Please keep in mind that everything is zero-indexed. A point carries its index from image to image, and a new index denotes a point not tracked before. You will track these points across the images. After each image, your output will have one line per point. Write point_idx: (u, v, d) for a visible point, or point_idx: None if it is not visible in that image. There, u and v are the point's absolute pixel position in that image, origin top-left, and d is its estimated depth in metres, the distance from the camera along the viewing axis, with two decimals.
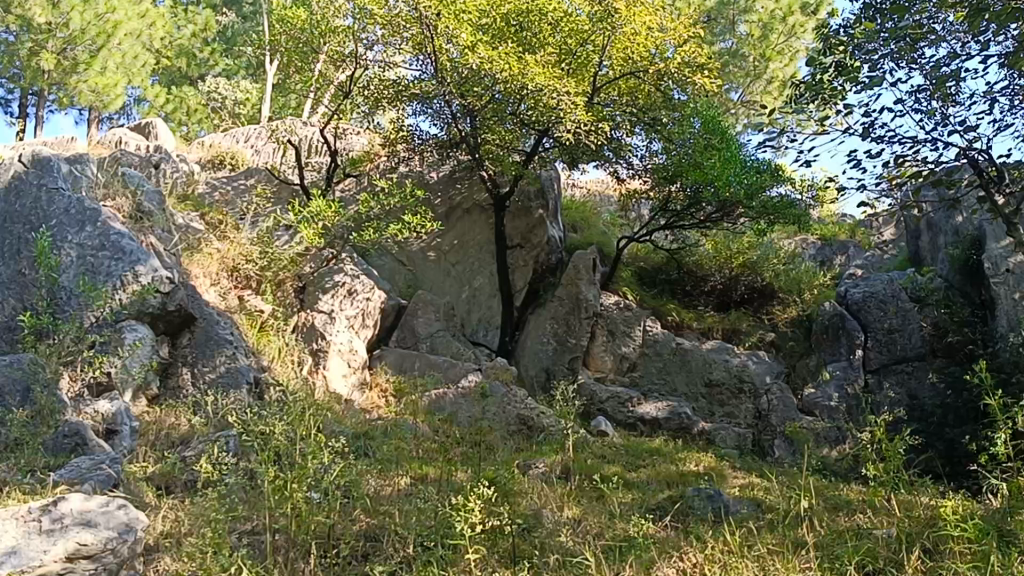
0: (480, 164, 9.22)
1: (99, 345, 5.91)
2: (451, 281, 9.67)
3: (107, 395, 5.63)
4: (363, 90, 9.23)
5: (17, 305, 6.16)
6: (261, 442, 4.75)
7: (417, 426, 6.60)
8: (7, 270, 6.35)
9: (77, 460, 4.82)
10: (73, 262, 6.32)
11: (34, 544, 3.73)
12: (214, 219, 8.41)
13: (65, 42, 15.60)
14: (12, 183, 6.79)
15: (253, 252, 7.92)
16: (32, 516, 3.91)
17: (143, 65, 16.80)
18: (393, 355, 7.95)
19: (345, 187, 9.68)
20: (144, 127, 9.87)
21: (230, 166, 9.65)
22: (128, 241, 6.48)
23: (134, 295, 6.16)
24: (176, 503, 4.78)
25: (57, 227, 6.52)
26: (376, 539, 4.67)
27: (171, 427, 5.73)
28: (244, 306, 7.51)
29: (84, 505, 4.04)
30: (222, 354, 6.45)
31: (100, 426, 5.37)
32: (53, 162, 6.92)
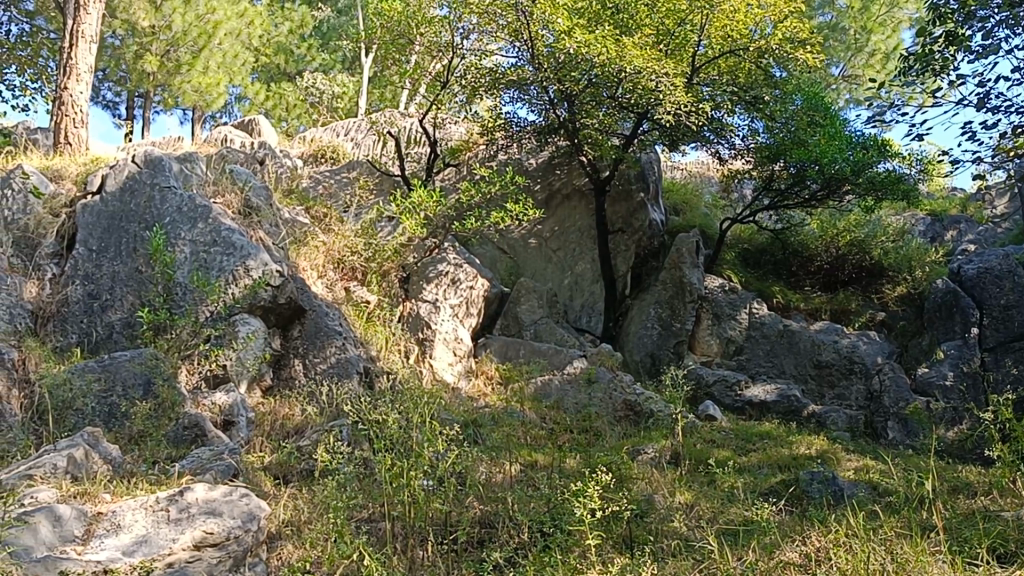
0: (580, 148, 9.17)
1: (215, 338, 6.05)
2: (553, 267, 9.65)
3: (223, 387, 5.76)
4: (460, 80, 9.22)
5: (135, 302, 6.39)
6: (378, 430, 4.81)
7: (525, 414, 6.61)
8: (125, 267, 6.55)
9: (198, 450, 4.96)
10: (186, 257, 6.49)
11: (165, 533, 3.90)
12: (319, 213, 8.54)
13: (167, 44, 16.10)
14: (126, 183, 6.95)
15: (358, 244, 8.00)
16: (160, 505, 4.08)
17: (241, 64, 17.14)
18: (498, 342, 7.96)
19: (444, 177, 9.70)
20: (248, 124, 10.00)
21: (332, 160, 9.75)
22: (238, 236, 6.62)
23: (246, 289, 6.30)
24: (295, 492, 4.85)
25: (171, 225, 6.69)
26: (492, 525, 4.70)
27: (285, 417, 5.83)
28: (350, 297, 7.62)
29: (208, 494, 4.18)
30: (333, 345, 6.48)
31: (218, 418, 5.51)
32: (165, 161, 7.06)
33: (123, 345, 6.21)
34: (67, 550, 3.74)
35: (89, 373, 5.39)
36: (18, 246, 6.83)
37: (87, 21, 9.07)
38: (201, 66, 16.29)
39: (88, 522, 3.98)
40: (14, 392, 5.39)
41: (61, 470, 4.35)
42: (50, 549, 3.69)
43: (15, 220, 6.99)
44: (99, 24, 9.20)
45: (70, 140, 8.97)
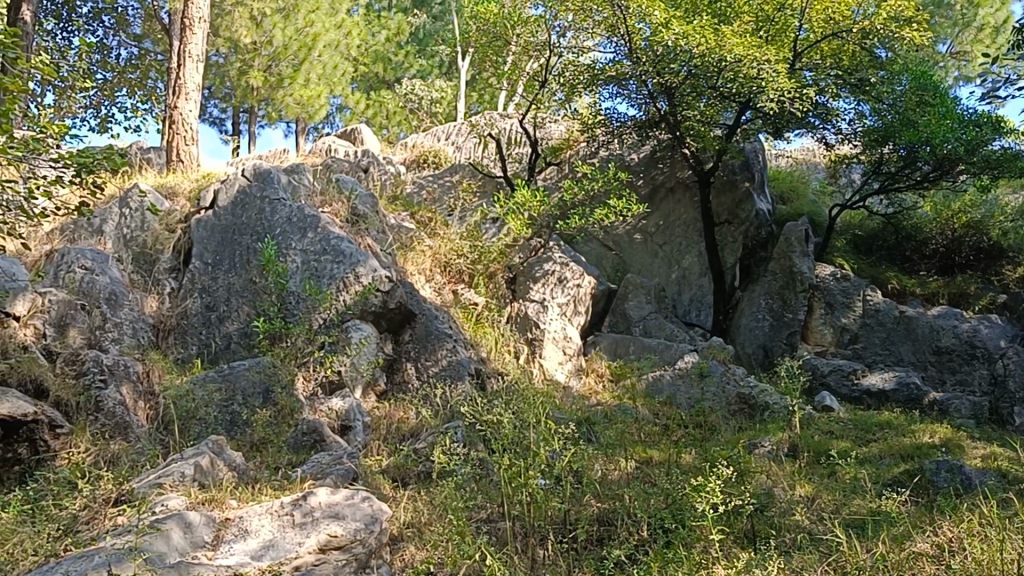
0: (682, 141, 9.14)
1: (329, 345, 6.18)
2: (659, 262, 9.59)
3: (339, 393, 5.87)
4: (558, 78, 9.23)
5: (251, 312, 6.54)
6: (495, 431, 4.83)
7: (638, 410, 6.56)
8: (240, 278, 6.71)
9: (317, 456, 5.03)
10: (298, 267, 6.63)
11: (290, 537, 3.97)
12: (424, 218, 8.61)
13: (269, 59, 16.50)
14: (237, 197, 7.13)
15: (464, 247, 8.07)
16: (285, 510, 4.16)
17: (342, 74, 17.64)
18: (608, 340, 7.93)
19: (546, 176, 9.67)
20: (350, 133, 10.15)
21: (434, 164, 9.82)
22: (347, 243, 6.72)
23: (357, 295, 6.40)
24: (414, 494, 4.89)
25: (281, 235, 6.84)
26: (611, 523, 4.66)
27: (400, 421, 5.89)
28: (459, 300, 7.68)
29: (331, 498, 4.25)
30: (444, 348, 6.53)
31: (336, 422, 5.61)
32: (273, 174, 7.21)
33: (241, 354, 6.37)
34: (199, 555, 3.83)
35: (211, 384, 5.63)
36: (138, 262, 7.09)
37: (193, 40, 9.26)
38: (303, 78, 16.65)
39: (217, 527, 4.09)
40: (141, 403, 5.60)
41: (188, 478, 4.45)
42: (182, 555, 3.79)
43: (134, 237, 7.21)
44: (205, 43, 9.35)
45: (183, 157, 9.22)
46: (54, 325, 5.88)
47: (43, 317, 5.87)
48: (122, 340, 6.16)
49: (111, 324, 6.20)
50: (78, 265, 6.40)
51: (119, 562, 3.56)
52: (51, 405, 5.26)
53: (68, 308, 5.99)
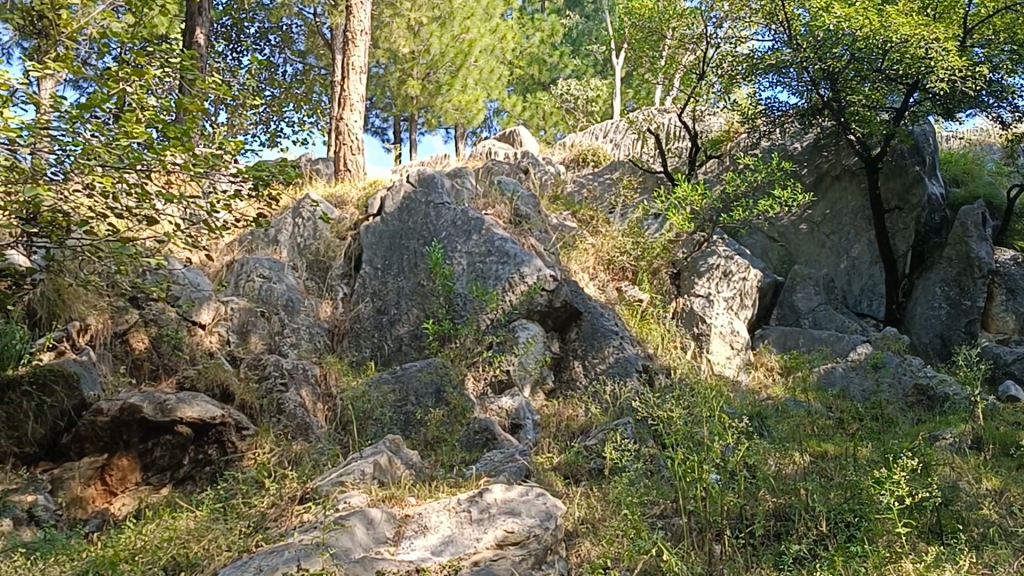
0: (847, 127, 8.82)
1: (497, 345, 6.29)
2: (827, 253, 9.33)
3: (508, 392, 5.97)
4: (716, 70, 9.18)
5: (420, 314, 6.68)
6: (665, 426, 4.80)
7: (809, 404, 6.43)
8: (408, 282, 6.86)
9: (489, 454, 5.10)
10: (464, 269, 6.76)
11: (468, 534, 4.03)
12: (586, 216, 8.65)
13: (427, 68, 16.95)
14: (403, 203, 7.31)
15: (627, 244, 8.05)
16: (462, 507, 4.23)
17: (499, 77, 18.28)
18: (776, 333, 7.78)
19: (707, 170, 9.55)
20: (509, 136, 10.23)
21: (593, 163, 9.84)
22: (511, 244, 6.79)
23: (523, 295, 6.47)
24: (586, 491, 4.90)
25: (447, 239, 6.97)
26: (788, 518, 4.57)
27: (569, 418, 5.91)
28: (623, 297, 7.68)
29: (506, 495, 4.29)
30: (610, 345, 6.49)
31: (506, 421, 5.70)
32: (437, 179, 7.36)
33: (412, 356, 6.50)
34: (382, 551, 3.95)
35: (385, 385, 5.82)
36: (312, 270, 7.37)
37: (356, 53, 9.54)
38: (459, 84, 17.02)
39: (398, 524, 4.21)
40: (319, 405, 5.82)
41: (368, 476, 4.58)
42: (366, 551, 3.91)
43: (308, 245, 7.51)
44: (367, 55, 9.60)
45: (350, 167, 9.46)
46: (236, 331, 6.31)
47: (226, 324, 6.34)
48: (300, 344, 6.44)
49: (289, 329, 6.50)
50: (257, 274, 6.81)
51: (307, 557, 3.72)
52: (237, 408, 5.56)
53: (248, 315, 6.41)
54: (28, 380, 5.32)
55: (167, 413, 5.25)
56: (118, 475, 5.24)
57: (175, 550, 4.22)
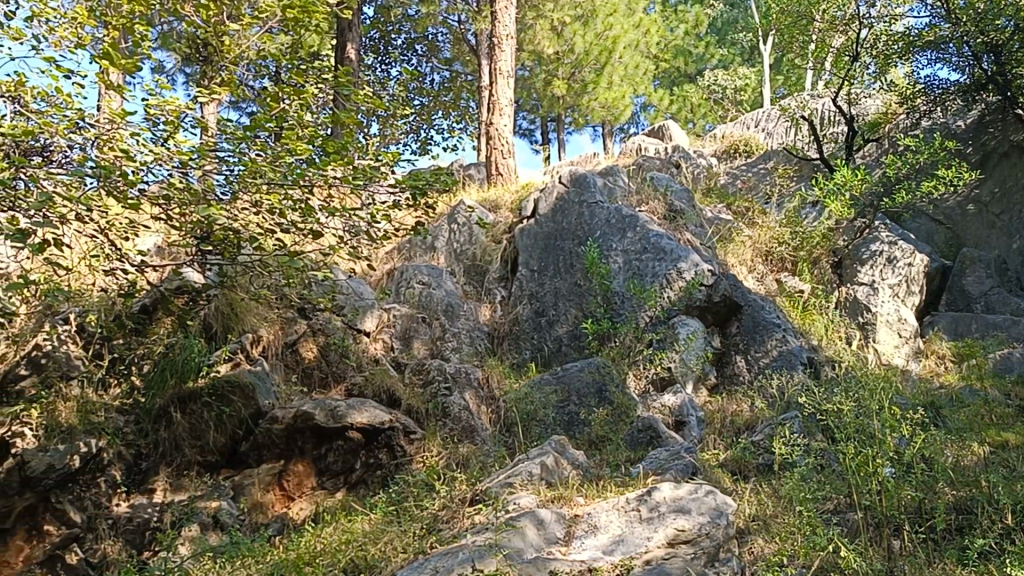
0: (1015, 101, 8.62)
1: (657, 342, 6.26)
2: (997, 233, 8.74)
3: (671, 389, 5.96)
4: (871, 50, 8.96)
5: (578, 314, 6.70)
6: (835, 419, 4.67)
7: (986, 393, 6.18)
8: (565, 282, 6.90)
9: (655, 453, 5.05)
10: (621, 267, 6.75)
11: (639, 532, 4.03)
12: (741, 208, 8.56)
13: (572, 67, 17.04)
14: (557, 204, 7.35)
15: (784, 234, 7.96)
16: (632, 506, 4.23)
17: (645, 72, 18.43)
18: (947, 318, 7.47)
19: (866, 154, 9.32)
20: (659, 131, 10.15)
21: (746, 153, 9.71)
22: (667, 240, 6.75)
23: (682, 291, 6.42)
24: (756, 488, 4.84)
25: (602, 238, 6.96)
26: (970, 512, 4.41)
27: (735, 414, 5.84)
28: (783, 288, 7.59)
29: (676, 493, 4.27)
30: (773, 338, 6.31)
31: (670, 419, 5.70)
32: (590, 178, 7.37)
33: (573, 356, 6.52)
34: (554, 551, 3.98)
35: (548, 386, 5.88)
36: (470, 274, 7.54)
37: (503, 58, 9.63)
38: (606, 82, 17.17)
39: (568, 524, 4.24)
40: (483, 408, 5.92)
41: (536, 477, 4.62)
42: (539, 551, 3.95)
43: (465, 251, 7.69)
44: (514, 59, 9.69)
45: (502, 170, 9.55)
46: (399, 338, 6.51)
47: (390, 331, 6.55)
48: (461, 347, 6.55)
49: (450, 334, 6.62)
50: (417, 280, 7.00)
51: (482, 558, 3.79)
52: (405, 412, 5.71)
53: (411, 321, 6.62)
54: (208, 392, 5.72)
55: (337, 419, 5.45)
56: (295, 480, 5.45)
57: (355, 552, 4.35)
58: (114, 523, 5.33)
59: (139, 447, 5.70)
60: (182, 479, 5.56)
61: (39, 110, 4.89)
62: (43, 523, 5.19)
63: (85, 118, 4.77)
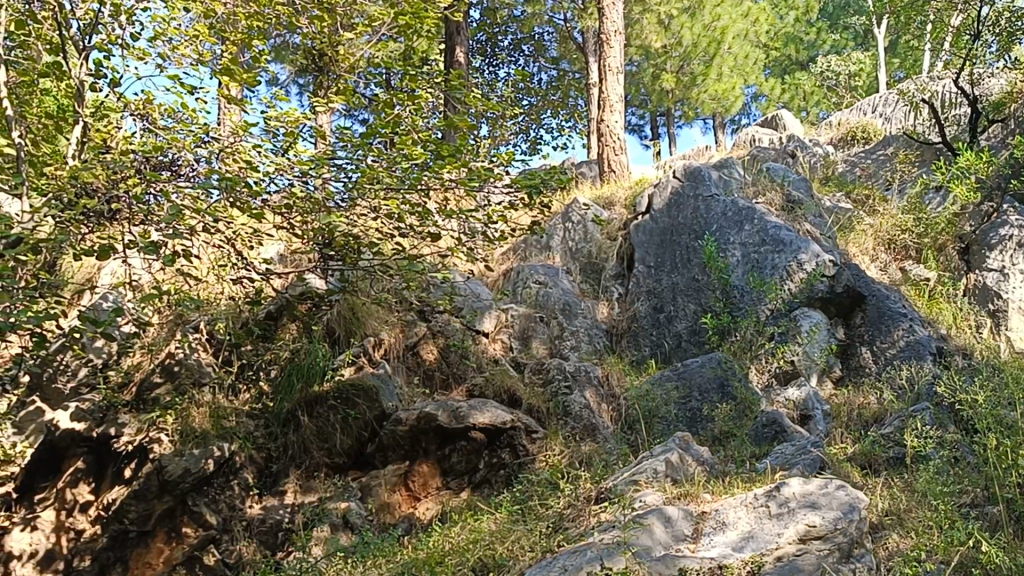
0: None
1: (779, 336, 6.17)
2: None
3: (795, 382, 5.86)
4: (993, 28, 8.62)
5: (697, 310, 6.65)
6: (971, 411, 4.51)
7: None
8: (684, 278, 6.85)
9: (780, 448, 4.94)
10: (739, 261, 6.66)
11: (769, 529, 3.96)
12: (861, 195, 8.40)
13: (681, 61, 17.00)
14: (672, 199, 7.31)
15: (908, 221, 7.77)
16: (760, 501, 4.16)
17: (755, 62, 18.21)
18: None
19: (991, 136, 8.77)
20: (773, 121, 10.00)
21: (863, 139, 9.49)
22: (786, 231, 6.62)
23: (803, 283, 6.30)
24: (888, 481, 4.72)
25: (720, 231, 6.89)
26: None
27: (862, 406, 5.70)
28: (908, 277, 7.40)
29: (805, 489, 4.18)
30: (900, 328, 6.10)
31: (794, 413, 5.62)
32: (704, 171, 7.29)
33: (692, 352, 6.48)
34: (682, 548, 3.96)
35: (669, 383, 5.83)
36: (586, 272, 7.58)
37: (611, 54, 9.61)
38: (715, 73, 17.04)
39: (696, 521, 4.19)
40: (604, 406, 5.92)
41: (661, 474, 4.59)
42: (667, 549, 3.93)
43: (580, 249, 7.76)
44: (623, 55, 9.65)
45: (614, 167, 9.51)
46: (518, 338, 6.56)
47: (508, 331, 6.60)
48: (580, 346, 6.53)
49: (569, 333, 6.61)
50: (533, 280, 7.06)
51: (610, 556, 3.79)
52: (526, 412, 5.75)
53: (528, 321, 6.65)
54: (333, 395, 5.87)
55: (460, 420, 5.52)
56: (421, 480, 5.54)
57: (483, 551, 4.37)
58: (249, 525, 5.53)
59: (269, 450, 5.93)
60: (312, 481, 5.73)
61: (166, 127, 5.08)
62: (181, 526, 5.42)
63: (209, 133, 4.93)
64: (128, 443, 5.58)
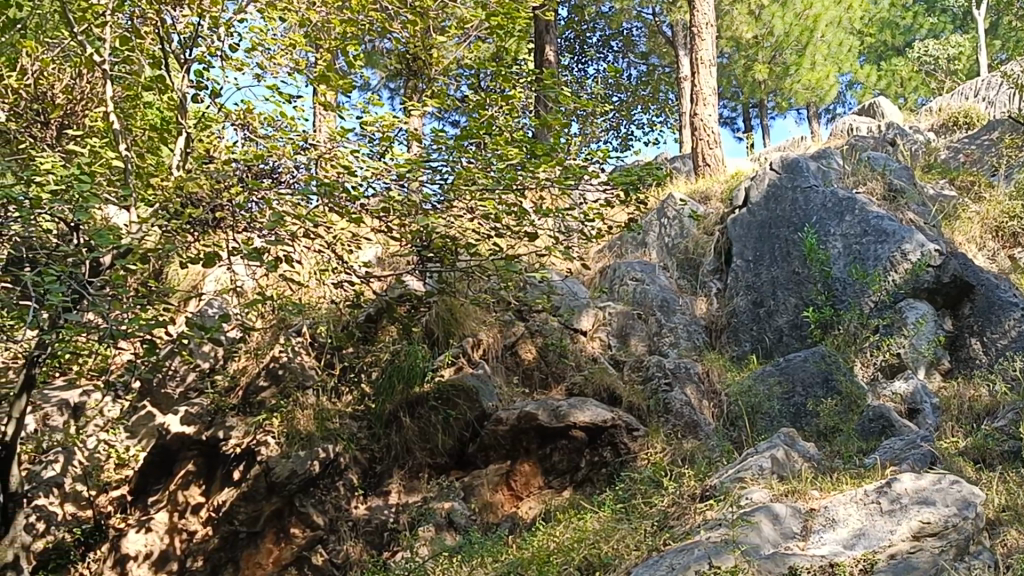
0: None
1: (884, 328, 6.07)
2: None
3: (902, 375, 5.74)
4: None
5: (798, 303, 6.55)
6: None
7: None
8: (783, 271, 6.75)
9: (889, 443, 4.84)
10: (841, 253, 6.53)
11: (881, 525, 3.87)
12: (966, 181, 8.18)
13: (772, 51, 16.85)
14: (769, 190, 7.20)
15: (1016, 208, 7.48)
16: (871, 498, 4.07)
17: (849, 49, 17.85)
18: None
19: None
20: (870, 109, 9.85)
21: (967, 125, 9.24)
22: (889, 221, 6.46)
23: (907, 274, 6.15)
24: (1004, 476, 4.56)
25: (819, 223, 6.77)
26: None
27: (973, 399, 5.54)
28: (1018, 265, 7.17)
29: (918, 484, 4.07)
30: (1011, 318, 5.94)
31: (902, 406, 5.51)
32: (802, 162, 7.17)
33: (794, 346, 6.39)
34: (792, 546, 3.90)
35: (771, 377, 5.74)
36: (683, 268, 7.55)
37: (703, 47, 9.52)
38: (808, 63, 16.75)
39: (805, 518, 4.12)
40: (706, 403, 5.87)
41: (767, 471, 4.54)
42: (776, 546, 3.88)
43: (677, 245, 7.72)
44: (715, 47, 9.55)
45: (709, 161, 9.42)
46: (616, 335, 6.55)
47: (606, 329, 6.59)
48: (679, 343, 6.49)
49: (667, 329, 6.58)
50: (630, 278, 7.02)
51: (718, 554, 3.76)
52: (627, 410, 5.73)
53: (626, 318, 6.63)
54: (434, 396, 5.90)
55: (561, 419, 5.52)
56: (522, 480, 5.54)
57: (587, 551, 4.35)
58: (355, 525, 5.57)
59: (373, 451, 5.98)
60: (415, 482, 5.77)
61: (266, 135, 5.16)
62: (290, 526, 5.51)
63: (308, 139, 5.00)
64: (236, 446, 5.77)
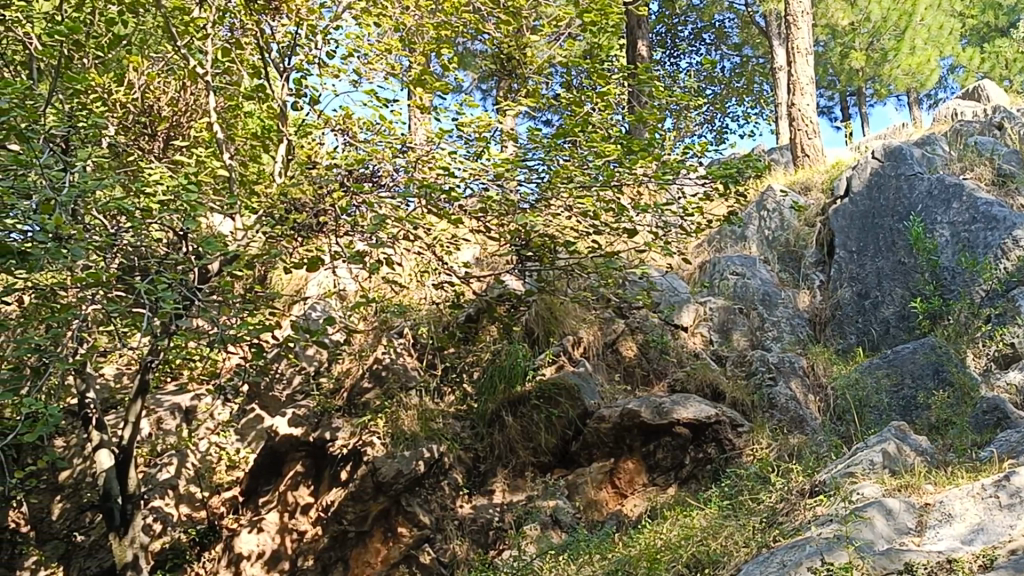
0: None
1: (997, 317, 5.87)
2: None
3: (1017, 365, 5.55)
4: None
5: (904, 294, 6.42)
6: None
7: None
8: (888, 261, 6.62)
9: (1005, 435, 4.65)
10: (949, 241, 6.37)
11: (1000, 520, 3.75)
12: None
13: (870, 37, 16.57)
14: (872, 179, 7.06)
15: None
16: (989, 492, 3.95)
17: (952, 32, 17.37)
18: None
19: None
20: (976, 93, 9.50)
21: None
22: (999, 207, 6.27)
23: (1019, 262, 5.97)
24: None
25: (925, 211, 6.61)
26: None
27: None
28: None
29: None
30: None
31: (1018, 398, 5.31)
32: (906, 149, 7.00)
33: (902, 338, 6.25)
34: (906, 542, 3.81)
35: (879, 370, 5.64)
36: (784, 260, 7.45)
37: (800, 36, 9.39)
38: (908, 47, 16.32)
39: (919, 514, 4.02)
40: (811, 397, 5.81)
41: (878, 465, 4.43)
42: (890, 542, 3.79)
43: (777, 237, 7.61)
44: (812, 36, 9.40)
45: (808, 152, 9.28)
46: (718, 330, 6.50)
47: (707, 324, 6.57)
48: (782, 337, 6.39)
49: (770, 323, 6.48)
50: (730, 272, 6.93)
51: (831, 551, 3.67)
52: (731, 406, 5.69)
53: (727, 313, 6.57)
54: (536, 395, 6.00)
55: (664, 415, 5.49)
56: (626, 477, 5.53)
57: (696, 548, 4.29)
58: (461, 524, 5.62)
59: (477, 450, 6.05)
60: (519, 480, 5.83)
61: (365, 140, 5.23)
62: (397, 526, 5.56)
63: (406, 142, 5.04)
64: (343, 447, 5.81)
